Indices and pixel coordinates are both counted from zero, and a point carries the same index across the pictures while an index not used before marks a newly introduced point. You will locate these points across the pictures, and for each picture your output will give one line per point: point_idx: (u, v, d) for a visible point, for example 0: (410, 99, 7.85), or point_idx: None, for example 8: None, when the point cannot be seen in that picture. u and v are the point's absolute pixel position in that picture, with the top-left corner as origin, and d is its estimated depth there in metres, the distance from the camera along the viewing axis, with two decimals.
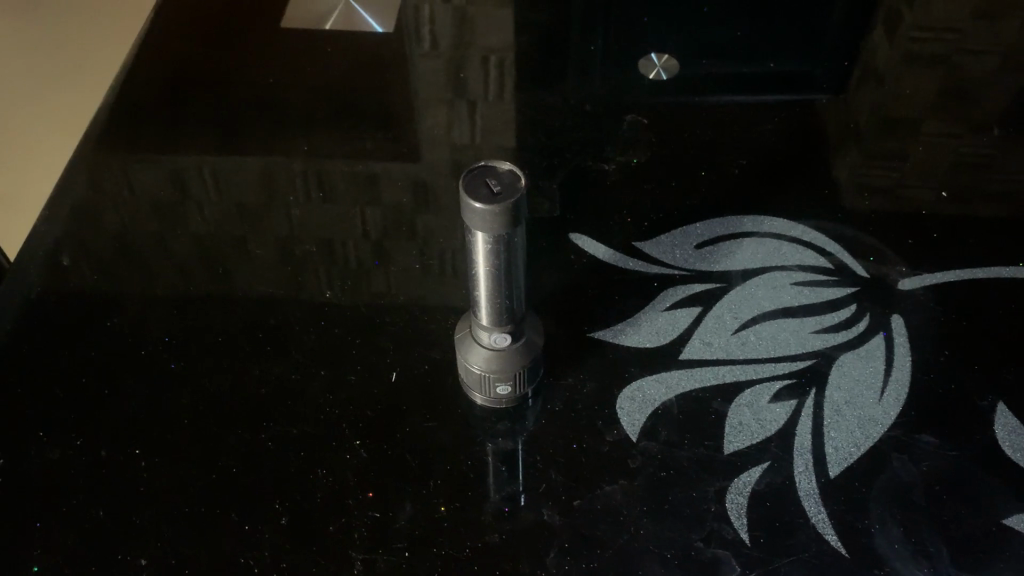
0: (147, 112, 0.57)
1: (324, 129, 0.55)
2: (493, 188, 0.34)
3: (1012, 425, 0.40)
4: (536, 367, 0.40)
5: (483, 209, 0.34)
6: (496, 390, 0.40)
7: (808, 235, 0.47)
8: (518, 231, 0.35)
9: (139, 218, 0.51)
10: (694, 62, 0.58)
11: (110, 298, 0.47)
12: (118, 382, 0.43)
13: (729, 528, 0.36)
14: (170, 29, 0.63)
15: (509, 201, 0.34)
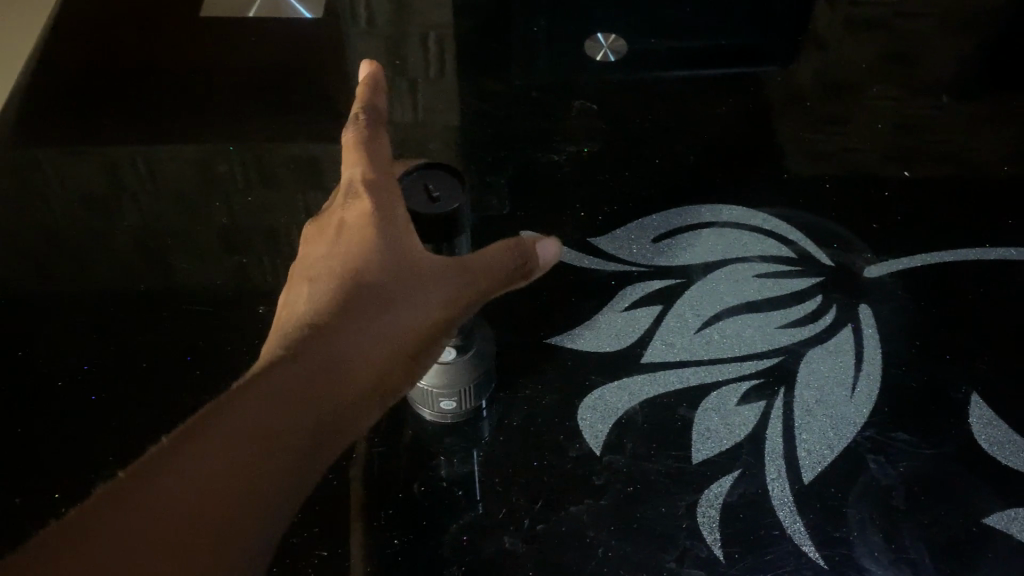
0: (55, 111, 0.52)
1: (253, 126, 0.51)
2: (432, 194, 0.31)
3: (988, 417, 0.38)
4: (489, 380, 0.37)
5: (421, 215, 0.31)
6: (439, 404, 0.37)
7: (770, 223, 0.45)
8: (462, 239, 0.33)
9: (54, 234, 0.47)
10: (643, 40, 0.55)
11: (26, 327, 0.44)
12: (35, 417, 0.40)
13: (703, 546, 0.34)
14: (77, 17, 0.58)
15: (446, 210, 0.31)
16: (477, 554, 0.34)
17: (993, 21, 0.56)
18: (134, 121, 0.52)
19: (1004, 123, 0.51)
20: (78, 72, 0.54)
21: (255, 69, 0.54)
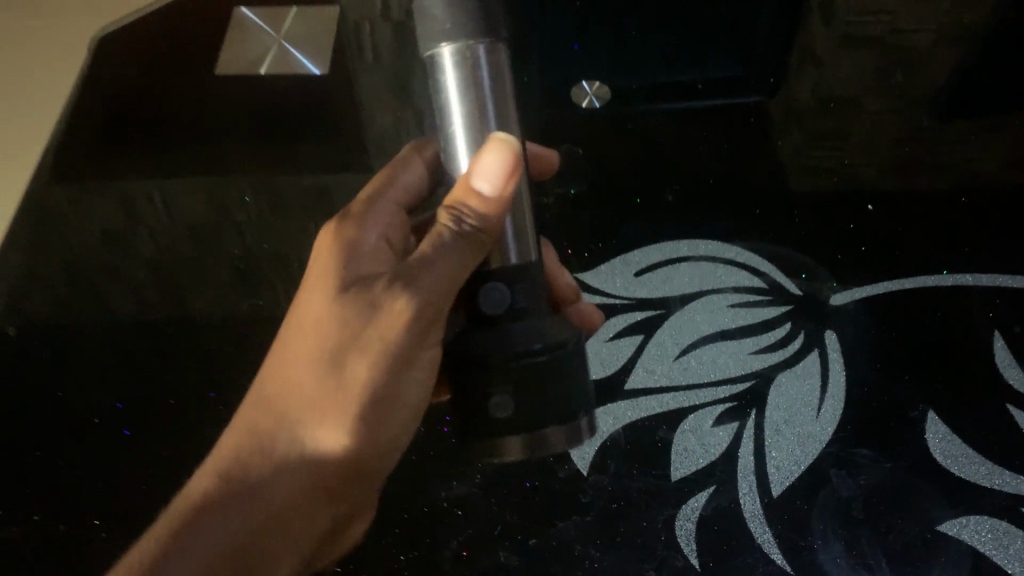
0: (81, 164, 0.57)
1: (262, 170, 0.55)
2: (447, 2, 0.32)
3: (943, 431, 0.41)
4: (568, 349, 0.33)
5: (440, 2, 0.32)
6: (494, 405, 0.32)
7: (743, 255, 0.49)
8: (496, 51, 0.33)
9: (84, 281, 0.51)
10: (626, 84, 0.59)
11: (62, 370, 0.48)
12: (74, 452, 0.44)
13: (680, 556, 0.38)
14: (96, 78, 0.62)
15: None
16: (475, 566, 0.38)
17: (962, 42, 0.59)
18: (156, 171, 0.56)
19: (968, 148, 0.54)
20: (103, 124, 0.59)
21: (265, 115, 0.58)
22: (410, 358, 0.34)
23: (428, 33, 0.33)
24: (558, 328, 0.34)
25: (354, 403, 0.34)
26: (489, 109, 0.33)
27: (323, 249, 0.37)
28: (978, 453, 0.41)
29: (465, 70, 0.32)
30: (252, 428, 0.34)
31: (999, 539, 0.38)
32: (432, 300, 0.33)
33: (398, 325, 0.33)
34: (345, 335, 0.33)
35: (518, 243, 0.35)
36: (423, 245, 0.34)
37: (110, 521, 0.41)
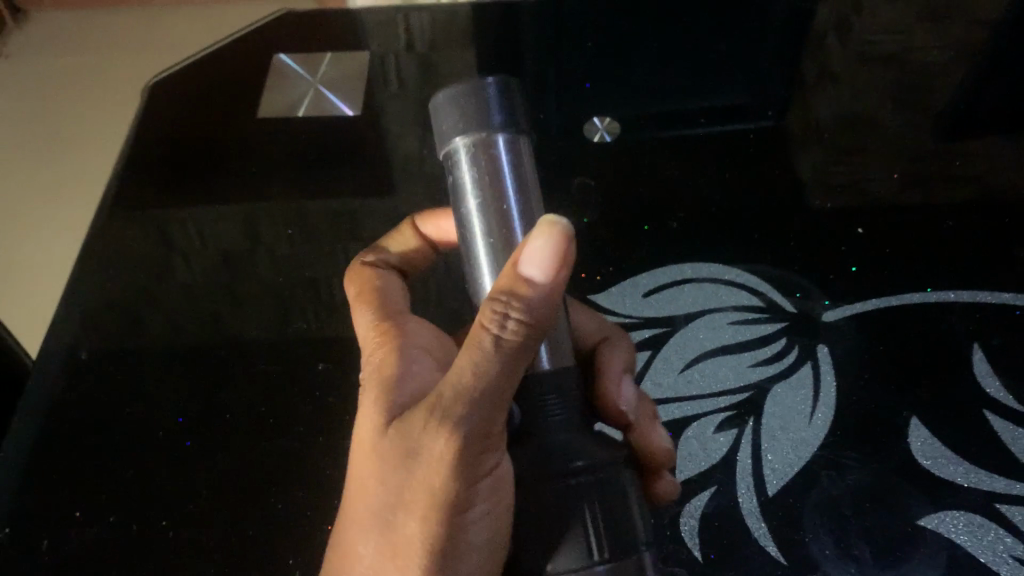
0: (144, 213, 0.64)
1: (305, 210, 0.62)
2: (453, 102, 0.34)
3: (924, 435, 0.45)
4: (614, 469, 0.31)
5: (444, 98, 0.34)
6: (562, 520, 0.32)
7: (742, 277, 0.53)
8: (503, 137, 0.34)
9: (146, 308, 0.57)
10: (633, 125, 0.64)
11: (127, 388, 0.53)
12: (140, 460, 0.49)
13: (684, 548, 0.42)
14: (158, 136, 0.70)
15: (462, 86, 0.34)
16: None
17: (939, 93, 0.65)
18: (210, 217, 0.63)
19: (948, 178, 0.59)
20: (165, 181, 0.66)
21: (306, 169, 0.65)
22: (477, 474, 0.33)
23: (444, 134, 0.34)
24: (603, 449, 0.32)
25: (420, 526, 0.34)
26: (511, 193, 0.34)
27: (380, 361, 0.40)
28: (957, 455, 0.45)
29: (486, 166, 0.34)
30: (350, 543, 0.36)
31: (975, 531, 0.42)
32: (487, 423, 0.32)
33: (446, 454, 0.33)
34: (399, 460, 0.34)
35: (551, 352, 0.35)
36: (460, 362, 0.33)
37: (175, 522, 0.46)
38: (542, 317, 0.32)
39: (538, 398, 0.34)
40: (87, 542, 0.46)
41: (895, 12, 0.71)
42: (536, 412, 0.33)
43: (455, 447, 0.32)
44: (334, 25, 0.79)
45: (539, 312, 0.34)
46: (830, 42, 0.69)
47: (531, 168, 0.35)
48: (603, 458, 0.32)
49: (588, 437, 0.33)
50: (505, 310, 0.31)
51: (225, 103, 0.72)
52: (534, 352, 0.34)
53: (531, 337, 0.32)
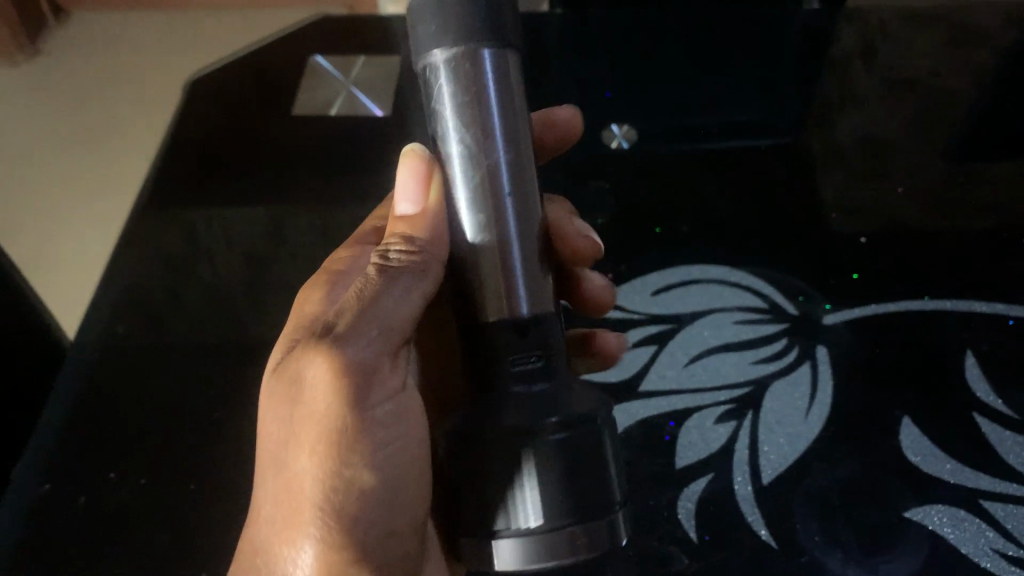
0: (183, 208, 0.68)
1: (334, 208, 0.66)
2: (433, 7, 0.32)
3: (914, 434, 0.48)
4: (592, 421, 0.32)
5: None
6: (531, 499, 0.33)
7: (747, 280, 0.56)
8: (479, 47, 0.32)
9: (182, 294, 0.61)
10: (650, 134, 0.67)
11: (163, 366, 0.57)
12: (174, 433, 0.53)
13: (680, 529, 0.44)
14: (198, 133, 0.74)
15: None
16: None
17: (946, 113, 0.67)
18: (245, 214, 0.66)
19: (951, 193, 0.61)
20: (203, 178, 0.70)
21: (338, 173, 0.68)
22: (366, 393, 0.35)
23: (421, 40, 0.33)
24: (580, 403, 0.33)
25: (312, 460, 0.35)
26: (494, 110, 0.33)
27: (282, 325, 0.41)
28: (945, 453, 0.47)
29: (466, 80, 0.32)
30: (261, 462, 0.37)
31: (958, 525, 0.44)
32: (371, 346, 0.35)
33: (331, 378, 0.34)
34: (286, 396, 0.35)
35: (530, 282, 0.34)
36: (350, 290, 0.36)
37: (205, 494, 0.50)
38: (424, 249, 0.36)
39: (502, 341, 0.34)
40: (122, 508, 0.50)
41: (906, 40, 0.74)
42: (511, 361, 0.34)
43: (340, 366, 0.34)
44: (368, 30, 0.83)
45: (507, 248, 0.34)
46: (843, 65, 0.72)
47: (518, 81, 0.34)
48: (582, 413, 0.32)
49: (561, 392, 0.33)
50: (387, 250, 0.37)
51: (262, 104, 0.76)
52: (494, 284, 0.34)
53: (416, 268, 0.36)
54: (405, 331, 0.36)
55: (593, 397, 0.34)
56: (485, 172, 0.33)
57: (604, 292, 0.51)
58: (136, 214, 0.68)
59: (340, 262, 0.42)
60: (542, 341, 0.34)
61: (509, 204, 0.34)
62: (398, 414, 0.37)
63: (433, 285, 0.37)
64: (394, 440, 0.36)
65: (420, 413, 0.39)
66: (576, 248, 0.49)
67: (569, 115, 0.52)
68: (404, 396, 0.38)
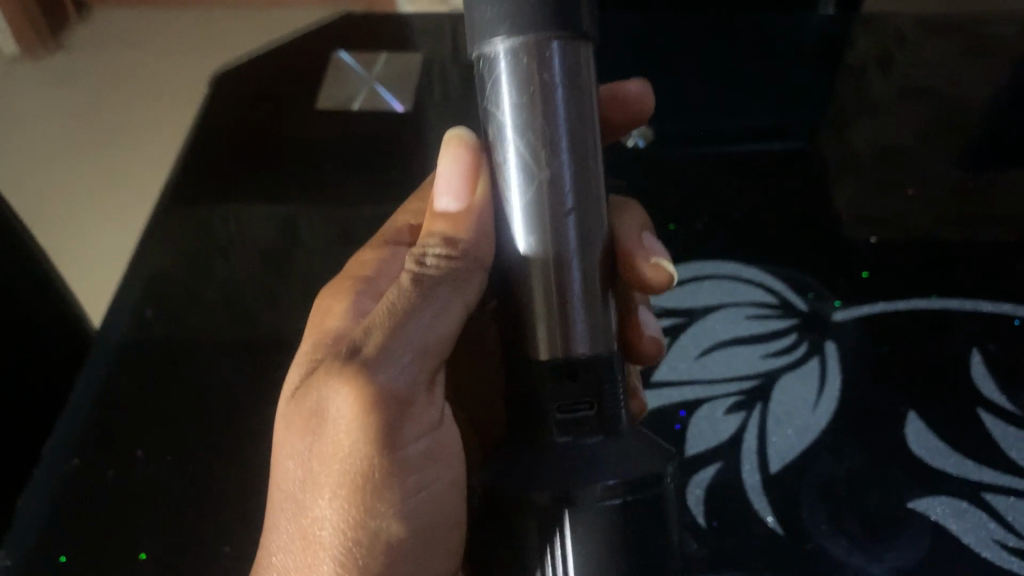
0: (208, 200, 0.70)
1: (356, 201, 0.68)
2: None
3: (919, 428, 0.49)
4: (650, 484, 0.32)
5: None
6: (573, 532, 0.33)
7: (759, 276, 0.57)
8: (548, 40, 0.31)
9: (208, 283, 0.63)
10: (664, 133, 0.68)
11: (189, 351, 0.59)
12: (199, 415, 0.55)
13: (689, 515, 0.46)
14: (224, 127, 0.76)
15: None
16: None
17: (957, 118, 0.69)
18: (269, 207, 0.68)
19: (960, 197, 0.62)
20: (227, 171, 0.72)
21: (360, 168, 0.70)
22: (395, 431, 0.36)
23: (483, 21, 0.31)
24: (640, 462, 0.33)
25: (331, 500, 0.36)
26: (560, 110, 0.32)
27: (306, 341, 0.40)
28: (949, 447, 0.48)
29: (529, 71, 0.31)
30: (282, 480, 0.37)
31: (960, 515, 0.45)
32: (402, 372, 0.35)
33: (357, 412, 0.34)
34: (309, 427, 0.36)
35: (586, 308, 0.34)
36: (381, 306, 0.36)
37: (228, 474, 0.51)
38: (461, 257, 0.36)
39: (548, 386, 0.34)
40: (148, 487, 0.51)
41: (919, 47, 0.75)
42: (556, 407, 0.34)
43: (367, 399, 0.34)
44: (390, 28, 0.85)
45: (565, 268, 0.33)
46: (856, 70, 0.73)
47: (589, 79, 0.32)
48: (637, 476, 0.32)
49: (616, 449, 0.33)
50: (423, 249, 0.38)
51: (286, 99, 0.78)
52: (547, 320, 0.33)
53: (451, 277, 0.37)
54: (436, 354, 0.37)
55: (652, 451, 0.34)
56: (545, 179, 0.32)
57: (651, 345, 0.48)
58: (163, 206, 0.69)
59: (364, 265, 0.44)
60: (596, 385, 0.34)
61: (571, 223, 0.33)
62: (426, 456, 0.38)
63: (469, 294, 0.37)
64: (421, 481, 0.38)
65: (449, 453, 0.40)
66: (645, 281, 0.43)
67: (638, 89, 0.51)
68: (437, 433, 0.39)
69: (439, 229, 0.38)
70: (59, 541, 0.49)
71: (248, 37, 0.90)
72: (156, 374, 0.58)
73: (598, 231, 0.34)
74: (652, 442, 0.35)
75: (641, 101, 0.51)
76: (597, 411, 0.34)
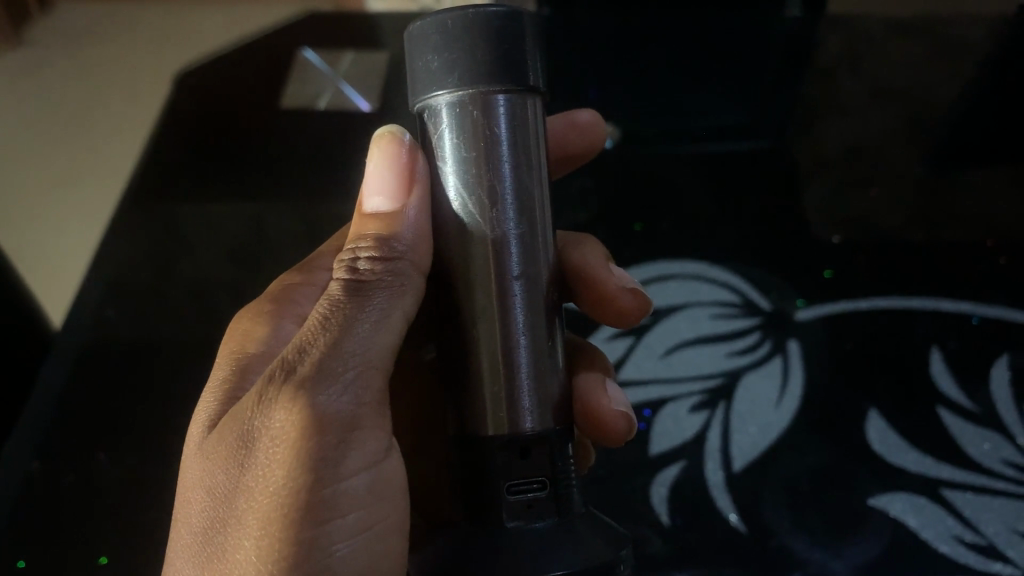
0: (170, 199, 0.69)
1: (322, 198, 0.67)
2: (430, 59, 0.31)
3: (881, 426, 0.49)
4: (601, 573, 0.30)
5: (429, 35, 0.31)
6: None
7: (723, 276, 0.58)
8: (492, 96, 0.31)
9: (171, 282, 0.62)
10: (630, 133, 0.69)
11: (152, 349, 0.58)
12: (162, 416, 0.54)
13: (654, 513, 0.46)
14: (187, 125, 0.75)
15: (451, 17, 0.30)
16: None
17: (917, 119, 0.70)
18: (233, 207, 0.68)
19: (921, 195, 0.63)
20: (191, 170, 0.71)
21: (325, 167, 0.70)
22: (336, 458, 0.32)
23: (420, 79, 0.32)
24: (591, 545, 0.31)
25: (259, 540, 0.30)
26: (504, 158, 0.32)
27: (223, 368, 0.38)
28: (909, 444, 0.49)
29: (473, 128, 0.31)
30: (198, 521, 0.32)
31: (920, 512, 0.46)
32: (342, 393, 0.32)
33: (294, 433, 0.31)
34: (234, 457, 0.32)
35: (534, 370, 0.33)
36: (311, 326, 0.33)
37: None
38: (398, 262, 0.33)
39: (502, 462, 0.32)
40: (108, 487, 0.51)
41: (881, 47, 0.76)
42: (508, 485, 0.32)
43: (306, 416, 0.31)
44: (357, 25, 0.85)
45: (512, 332, 0.32)
46: (820, 71, 0.74)
47: (535, 126, 0.32)
48: (588, 563, 0.30)
49: (568, 531, 0.31)
50: (354, 254, 0.34)
51: (250, 97, 0.77)
52: (495, 387, 0.33)
53: (386, 285, 0.33)
54: (378, 376, 0.33)
55: (607, 535, 0.32)
56: (491, 237, 0.32)
57: (621, 422, 0.44)
58: (124, 206, 0.69)
59: (286, 284, 0.44)
60: (548, 464, 0.33)
61: (515, 275, 0.32)
62: (374, 492, 0.34)
63: (406, 304, 0.34)
64: (366, 521, 0.33)
65: (396, 494, 0.35)
66: (623, 311, 0.46)
67: (590, 119, 0.50)
68: (384, 466, 0.34)
69: (371, 234, 0.34)
70: (19, 546, 0.49)
71: (212, 36, 0.88)
72: (118, 376, 0.57)
73: (544, 292, 0.33)
74: (608, 527, 0.33)
75: (593, 132, 0.50)
76: (549, 491, 0.32)
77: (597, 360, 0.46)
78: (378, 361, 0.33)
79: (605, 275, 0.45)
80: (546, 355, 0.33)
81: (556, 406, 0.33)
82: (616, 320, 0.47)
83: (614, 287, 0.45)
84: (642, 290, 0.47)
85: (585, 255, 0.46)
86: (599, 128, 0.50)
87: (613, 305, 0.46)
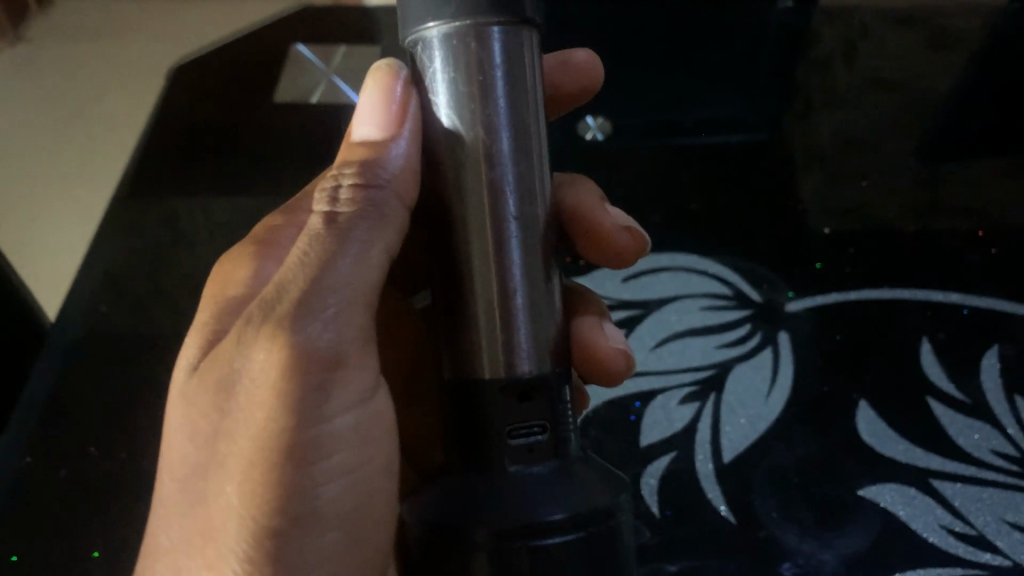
0: (163, 195, 0.69)
1: None
2: None
3: (870, 416, 0.50)
4: (602, 515, 0.31)
5: None
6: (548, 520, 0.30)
7: (715, 268, 0.58)
8: (485, 25, 0.31)
9: (163, 277, 0.63)
10: (623, 126, 0.69)
11: (144, 344, 0.58)
12: (153, 409, 0.54)
13: (644, 504, 0.46)
14: (179, 121, 0.76)
15: None
16: None
17: (911, 110, 0.70)
18: (226, 202, 0.68)
19: (914, 187, 0.63)
20: (183, 166, 0.71)
21: (317, 161, 0.70)
22: (319, 398, 0.32)
23: (412, 14, 0.31)
24: (591, 489, 0.31)
25: (240, 483, 0.32)
26: (498, 91, 0.31)
27: (203, 314, 0.38)
28: (898, 435, 0.49)
29: (467, 60, 0.31)
30: (185, 462, 0.33)
31: (909, 502, 0.46)
32: (324, 332, 0.32)
33: (274, 373, 0.31)
34: (215, 399, 0.33)
35: (530, 313, 0.33)
36: (291, 263, 0.33)
37: None
38: (377, 190, 0.34)
39: (501, 407, 0.32)
40: (99, 481, 0.51)
41: (876, 39, 0.76)
42: (506, 431, 0.32)
43: (288, 356, 0.31)
44: (351, 18, 0.85)
45: (507, 274, 0.32)
46: (814, 63, 0.74)
47: (531, 60, 0.32)
48: (590, 508, 0.31)
49: (565, 474, 0.32)
50: (337, 182, 0.35)
51: (243, 93, 0.78)
52: (490, 329, 0.32)
53: (367, 217, 0.34)
54: (361, 311, 0.34)
55: (604, 480, 0.32)
56: (486, 176, 0.32)
57: (620, 358, 0.45)
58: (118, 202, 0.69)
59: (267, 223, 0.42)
60: (548, 407, 0.33)
61: (511, 209, 0.32)
62: (357, 432, 0.34)
63: (389, 235, 0.35)
64: (350, 461, 0.34)
65: (381, 432, 0.36)
66: (622, 251, 0.47)
67: (585, 58, 0.50)
68: (367, 407, 0.35)
69: (355, 162, 0.35)
70: (9, 540, 0.49)
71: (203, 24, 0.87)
72: (109, 371, 0.57)
73: (541, 232, 0.33)
74: (606, 472, 0.33)
75: (589, 70, 0.50)
76: (550, 434, 0.33)
77: (591, 301, 0.46)
78: (358, 296, 0.33)
79: (601, 215, 0.45)
80: (543, 295, 0.33)
81: (552, 348, 0.33)
82: (612, 259, 0.47)
83: (612, 226, 0.46)
84: (637, 228, 0.48)
85: (582, 199, 0.45)
86: (597, 68, 0.50)
87: (612, 243, 0.46)
